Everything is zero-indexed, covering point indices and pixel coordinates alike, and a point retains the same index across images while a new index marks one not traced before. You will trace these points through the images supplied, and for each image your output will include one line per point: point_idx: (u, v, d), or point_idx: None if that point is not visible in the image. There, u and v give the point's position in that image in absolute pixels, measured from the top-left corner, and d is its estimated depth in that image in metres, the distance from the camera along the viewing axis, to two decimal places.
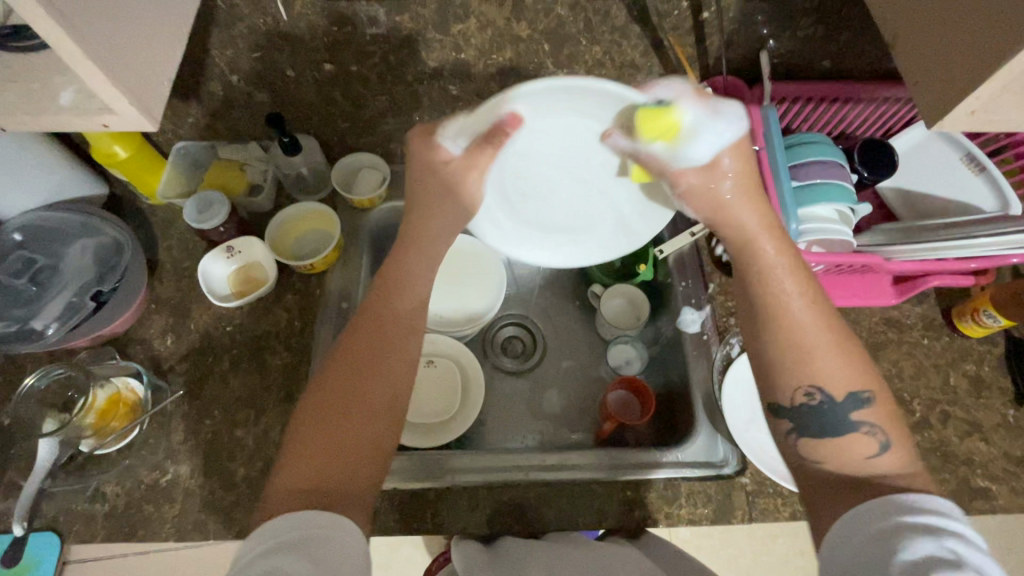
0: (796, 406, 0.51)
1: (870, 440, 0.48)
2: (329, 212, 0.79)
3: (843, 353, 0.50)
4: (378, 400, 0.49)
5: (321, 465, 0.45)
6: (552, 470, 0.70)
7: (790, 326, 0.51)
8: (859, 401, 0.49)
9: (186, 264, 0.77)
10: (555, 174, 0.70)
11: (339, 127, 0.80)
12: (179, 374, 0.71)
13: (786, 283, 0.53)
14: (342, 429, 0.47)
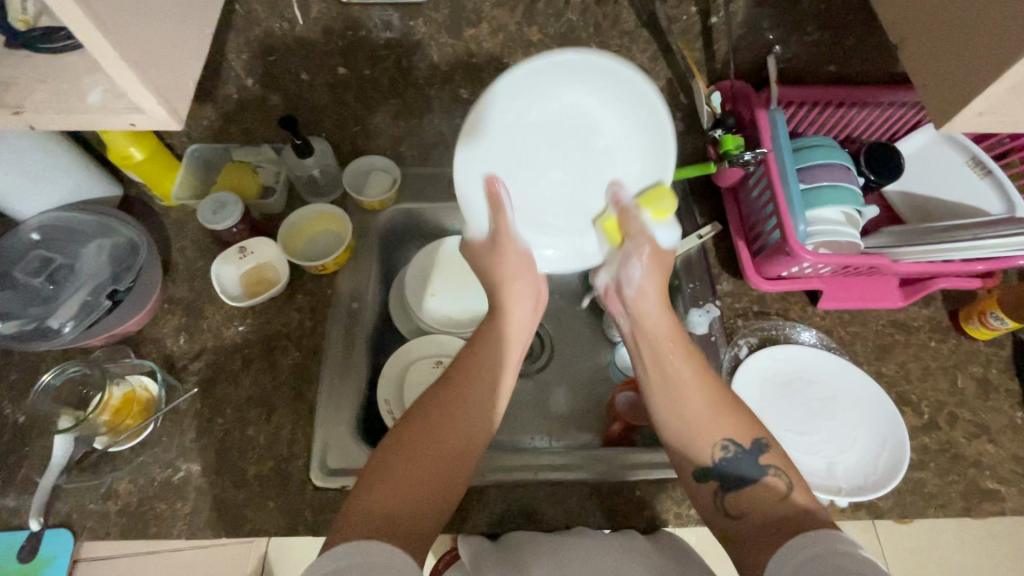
0: (715, 465, 0.55)
1: (777, 480, 0.53)
2: (339, 213, 0.80)
3: (733, 414, 0.56)
4: (458, 443, 0.53)
5: (398, 495, 0.49)
6: (561, 470, 0.72)
7: (683, 400, 0.57)
8: (762, 446, 0.54)
9: (199, 264, 0.78)
10: (549, 150, 0.62)
11: (350, 129, 0.82)
12: (192, 373, 0.72)
13: (681, 357, 0.59)
14: (423, 465, 0.51)
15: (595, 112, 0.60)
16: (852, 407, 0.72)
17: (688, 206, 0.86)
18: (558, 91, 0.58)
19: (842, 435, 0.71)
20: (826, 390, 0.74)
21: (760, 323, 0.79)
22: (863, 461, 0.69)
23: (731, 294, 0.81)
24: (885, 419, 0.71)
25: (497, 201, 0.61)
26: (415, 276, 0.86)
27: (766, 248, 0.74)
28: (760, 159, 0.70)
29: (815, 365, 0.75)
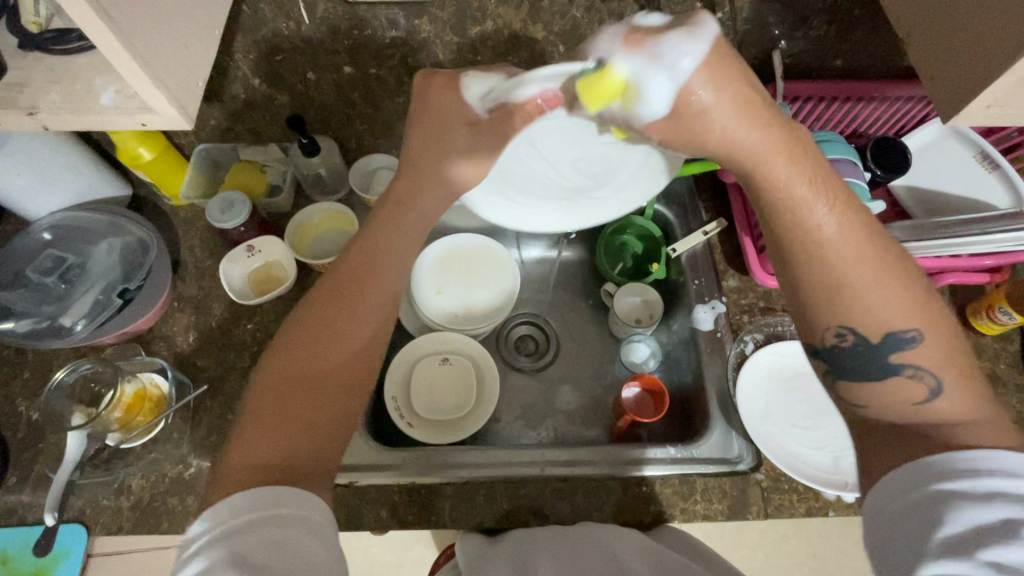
0: (824, 348, 0.51)
1: (917, 384, 0.47)
2: (347, 212, 0.81)
3: (893, 284, 0.47)
4: (328, 371, 0.49)
5: (275, 442, 0.45)
6: (566, 465, 0.71)
7: (833, 260, 0.47)
8: (905, 341, 0.47)
9: (208, 263, 0.79)
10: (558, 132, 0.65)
11: (356, 128, 0.82)
12: (201, 370, 0.73)
13: (834, 211, 0.47)
14: (295, 404, 0.47)
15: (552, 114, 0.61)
16: None
17: (693, 203, 0.86)
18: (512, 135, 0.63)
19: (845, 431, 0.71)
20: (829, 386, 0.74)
21: (767, 319, 0.78)
22: None
23: (737, 290, 0.81)
24: None
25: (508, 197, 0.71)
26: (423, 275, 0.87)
27: None
28: None
29: None
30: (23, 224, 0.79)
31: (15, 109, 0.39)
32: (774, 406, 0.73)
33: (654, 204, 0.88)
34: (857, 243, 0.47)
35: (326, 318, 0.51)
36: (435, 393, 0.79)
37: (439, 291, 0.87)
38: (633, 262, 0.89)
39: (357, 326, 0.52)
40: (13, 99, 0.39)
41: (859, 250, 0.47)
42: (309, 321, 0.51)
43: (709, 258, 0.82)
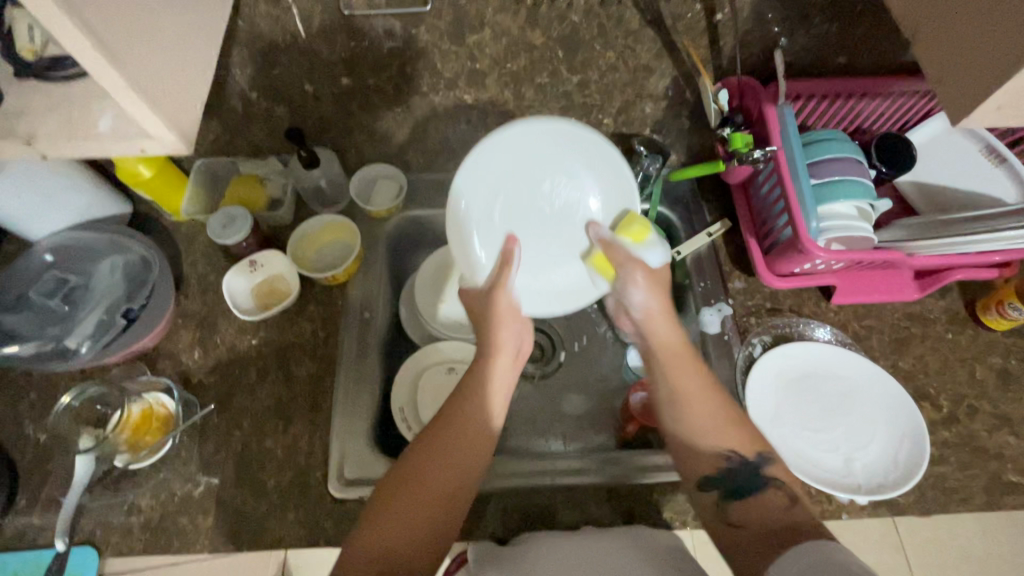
0: (722, 472, 0.57)
1: (778, 493, 0.55)
2: (349, 224, 0.81)
3: (740, 427, 0.60)
4: (444, 489, 0.56)
5: (391, 537, 0.53)
6: (574, 474, 0.71)
7: (688, 412, 0.60)
8: (766, 459, 0.58)
9: (211, 279, 0.79)
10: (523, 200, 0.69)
11: (355, 138, 0.82)
12: (207, 388, 0.73)
13: (682, 370, 0.63)
14: (412, 512, 0.54)
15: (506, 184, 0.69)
16: (872, 402, 0.71)
17: (696, 203, 0.86)
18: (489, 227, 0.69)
19: (859, 431, 0.70)
20: (842, 385, 0.73)
21: (773, 319, 0.78)
22: (882, 458, 0.68)
23: (744, 291, 0.80)
24: (906, 416, 0.69)
25: (508, 259, 0.67)
26: (429, 283, 0.87)
27: (778, 245, 0.73)
28: (769, 156, 0.70)
29: (830, 360, 0.74)
30: (24, 245, 0.79)
31: (13, 139, 0.38)
32: (785, 408, 0.72)
33: (657, 206, 0.86)
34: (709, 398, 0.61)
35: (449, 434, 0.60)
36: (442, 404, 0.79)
37: (446, 298, 0.86)
38: None
39: (466, 456, 0.59)
40: (10, 129, 0.39)
41: (707, 396, 0.61)
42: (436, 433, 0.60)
43: (714, 260, 0.82)
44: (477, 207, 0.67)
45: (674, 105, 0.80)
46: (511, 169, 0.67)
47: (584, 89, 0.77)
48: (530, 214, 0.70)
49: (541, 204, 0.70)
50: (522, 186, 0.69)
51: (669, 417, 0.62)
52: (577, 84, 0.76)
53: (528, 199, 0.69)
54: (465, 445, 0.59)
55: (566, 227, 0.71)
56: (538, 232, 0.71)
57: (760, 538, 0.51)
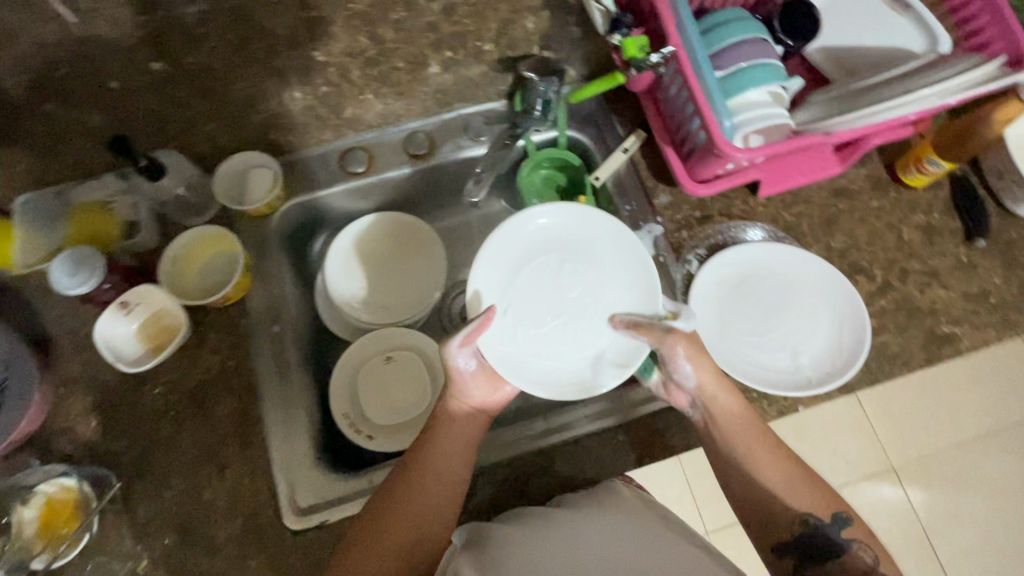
0: (797, 538, 0.57)
1: (861, 554, 0.56)
2: (225, 232, 0.70)
3: (810, 488, 0.59)
4: (412, 535, 0.57)
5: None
6: (545, 436, 0.68)
7: (761, 477, 0.59)
8: (845, 521, 0.57)
9: (84, 332, 0.68)
10: (543, 285, 0.69)
11: (202, 131, 0.70)
12: (119, 456, 0.64)
13: (749, 433, 0.60)
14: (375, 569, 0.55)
15: (524, 265, 0.68)
16: (810, 292, 0.71)
17: (607, 120, 0.80)
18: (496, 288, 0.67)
19: (802, 325, 0.70)
20: (783, 280, 0.72)
21: (704, 230, 0.75)
22: (827, 348, 0.68)
23: (671, 205, 0.76)
24: (845, 303, 0.69)
25: (479, 321, 0.61)
26: (338, 274, 0.80)
27: (695, 150, 0.68)
28: (669, 56, 0.62)
29: (770, 256, 0.72)
30: None
31: None
32: (729, 316, 0.71)
33: (565, 131, 0.79)
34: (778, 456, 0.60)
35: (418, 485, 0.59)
36: (389, 396, 0.75)
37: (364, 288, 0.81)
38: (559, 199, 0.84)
39: (440, 496, 0.59)
40: None
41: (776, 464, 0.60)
42: (411, 476, 0.60)
43: (636, 178, 0.77)
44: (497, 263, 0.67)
45: (557, 13, 0.74)
46: (540, 251, 0.69)
47: (450, 15, 0.73)
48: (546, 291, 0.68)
49: (558, 287, 0.69)
50: (546, 265, 0.69)
51: (741, 490, 0.60)
52: (440, 10, 0.73)
53: (551, 284, 0.69)
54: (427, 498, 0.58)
55: (575, 316, 0.68)
56: (547, 317, 0.68)
57: None
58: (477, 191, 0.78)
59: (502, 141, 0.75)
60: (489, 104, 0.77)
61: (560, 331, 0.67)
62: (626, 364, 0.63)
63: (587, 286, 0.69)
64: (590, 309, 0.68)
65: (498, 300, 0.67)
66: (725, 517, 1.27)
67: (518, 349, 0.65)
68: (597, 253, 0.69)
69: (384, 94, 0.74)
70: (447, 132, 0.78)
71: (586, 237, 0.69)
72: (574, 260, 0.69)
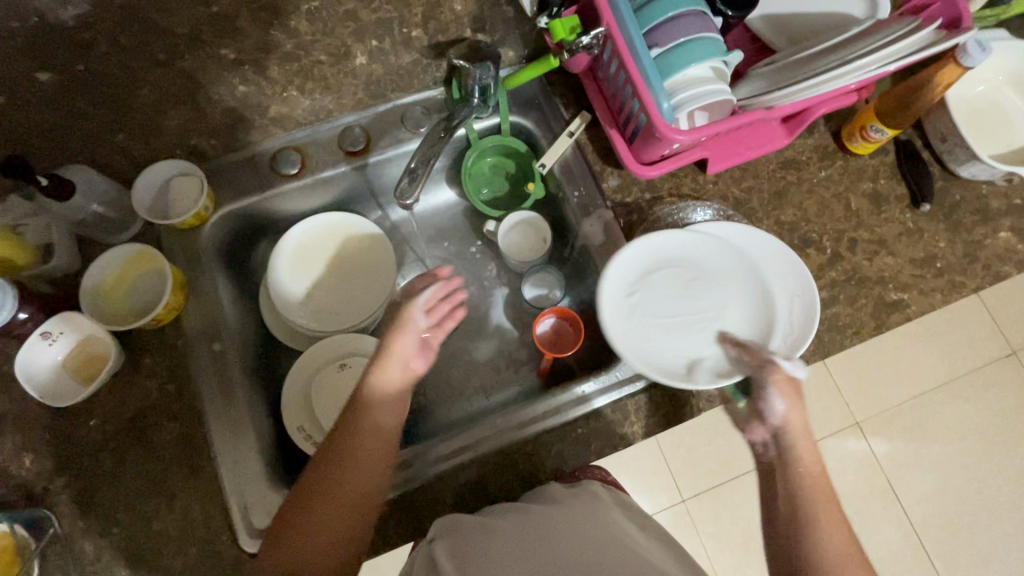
0: None
1: None
2: (151, 250, 0.66)
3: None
4: (351, 502, 0.54)
5: (313, 550, 0.53)
6: (506, 434, 0.68)
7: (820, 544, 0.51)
8: None
9: (6, 367, 0.64)
10: (694, 282, 0.68)
11: (110, 141, 0.65)
12: (57, 495, 0.61)
13: (826, 499, 0.53)
14: (327, 519, 0.53)
15: (684, 259, 0.68)
16: (768, 273, 0.69)
17: (549, 102, 0.77)
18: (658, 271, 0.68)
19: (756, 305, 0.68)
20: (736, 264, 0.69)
21: (655, 212, 0.73)
22: (784, 327, 0.67)
23: (620, 188, 0.74)
24: (801, 280, 0.67)
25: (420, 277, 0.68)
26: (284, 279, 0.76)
27: (638, 131, 0.66)
28: (601, 37, 0.60)
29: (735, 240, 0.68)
30: None
31: None
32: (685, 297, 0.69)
33: (508, 117, 0.76)
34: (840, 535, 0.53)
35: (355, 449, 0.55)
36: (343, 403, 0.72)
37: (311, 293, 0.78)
38: (508, 186, 0.83)
39: (375, 461, 0.55)
40: None
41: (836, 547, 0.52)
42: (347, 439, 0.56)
43: (582, 162, 0.75)
44: (679, 243, 0.68)
45: None
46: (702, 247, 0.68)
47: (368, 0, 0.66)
48: (670, 295, 0.68)
49: (725, 287, 0.68)
50: (677, 272, 0.68)
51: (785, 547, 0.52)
52: None
53: (684, 291, 0.68)
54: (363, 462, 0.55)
55: (688, 324, 0.67)
56: (672, 314, 0.67)
57: None
58: (411, 190, 0.69)
59: (445, 135, 0.70)
60: (426, 92, 0.75)
61: (669, 336, 0.66)
62: (723, 376, 0.62)
63: (699, 305, 0.68)
64: (703, 325, 0.67)
65: (630, 277, 0.68)
66: (700, 485, 1.30)
67: (631, 330, 0.66)
68: (716, 278, 0.68)
69: (310, 90, 0.70)
70: (383, 124, 0.75)
71: (723, 260, 0.68)
72: (707, 274, 0.68)
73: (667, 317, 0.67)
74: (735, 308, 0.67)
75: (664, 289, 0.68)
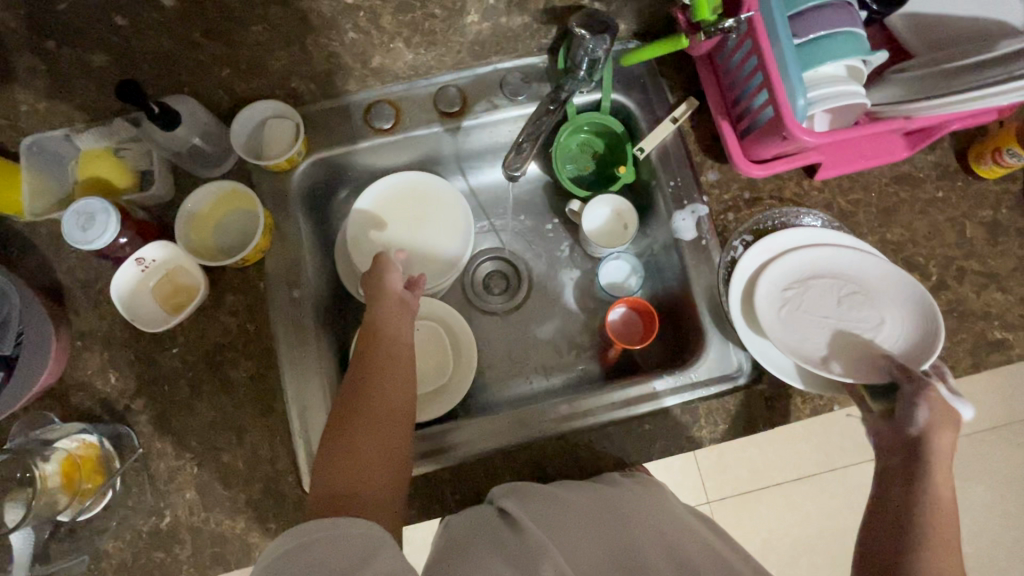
0: None
1: None
2: (243, 187, 0.67)
3: None
4: (385, 410, 0.55)
5: (357, 460, 0.50)
6: (569, 419, 0.67)
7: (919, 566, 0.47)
8: None
9: (99, 287, 0.66)
10: (851, 294, 0.65)
11: (214, 75, 0.64)
12: (138, 414, 0.64)
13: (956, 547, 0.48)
14: (374, 435, 0.53)
15: (856, 269, 0.65)
16: (878, 297, 0.64)
17: (655, 83, 0.73)
18: (828, 271, 0.66)
19: (865, 323, 0.63)
20: (846, 280, 0.65)
21: (753, 214, 0.70)
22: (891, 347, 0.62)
23: (719, 183, 0.71)
24: (909, 298, 0.63)
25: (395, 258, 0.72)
26: (356, 237, 0.75)
27: (755, 127, 0.62)
28: (744, 24, 0.56)
29: (836, 255, 0.65)
30: None
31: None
32: (793, 301, 0.65)
33: (610, 94, 0.73)
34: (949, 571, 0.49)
35: (379, 366, 0.59)
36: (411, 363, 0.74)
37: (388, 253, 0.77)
38: (595, 165, 0.79)
39: (398, 369, 0.59)
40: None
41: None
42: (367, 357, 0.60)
43: (682, 151, 0.71)
44: (838, 252, 0.66)
45: None
46: (864, 263, 0.65)
47: None
48: (826, 304, 0.65)
49: (885, 309, 0.63)
50: (836, 283, 0.65)
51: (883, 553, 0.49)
52: None
53: (841, 301, 0.65)
54: (387, 373, 0.58)
55: (837, 331, 0.64)
56: (819, 322, 0.64)
57: None
58: (518, 162, 0.72)
59: (551, 108, 0.69)
60: (528, 58, 0.72)
61: (811, 344, 0.63)
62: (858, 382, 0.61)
63: (853, 320, 0.64)
64: (851, 342, 0.63)
65: (782, 273, 0.66)
66: (728, 488, 1.27)
67: (774, 325, 0.64)
68: (877, 298, 0.64)
69: (416, 44, 0.67)
70: (481, 87, 0.73)
71: (884, 280, 0.64)
72: (867, 293, 0.64)
73: (816, 323, 0.64)
74: (861, 328, 0.63)
75: (817, 290, 0.65)
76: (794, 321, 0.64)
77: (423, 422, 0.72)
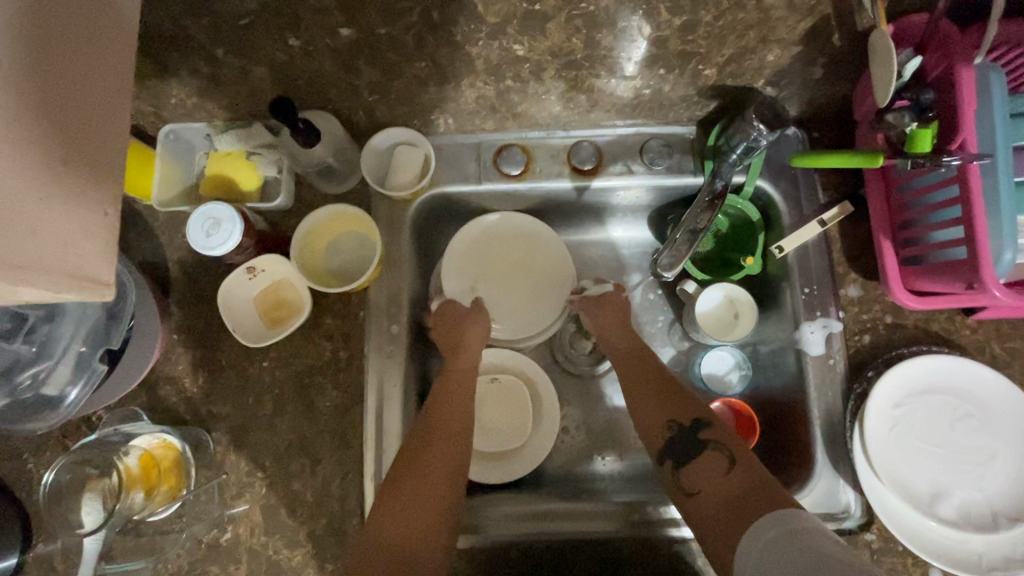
0: (668, 444, 0.58)
1: (718, 454, 0.54)
2: (362, 213, 0.65)
3: (672, 396, 0.61)
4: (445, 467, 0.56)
5: (406, 514, 0.52)
6: (644, 521, 0.63)
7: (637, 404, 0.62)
8: (700, 425, 0.57)
9: (205, 285, 0.66)
10: (964, 420, 0.60)
11: (362, 98, 0.62)
12: (218, 420, 0.63)
13: (635, 385, 0.63)
14: (425, 488, 0.54)
15: (974, 392, 0.60)
16: (993, 425, 0.59)
17: (807, 176, 0.67)
18: (943, 391, 0.60)
19: (975, 455, 0.59)
20: (962, 403, 0.60)
21: (892, 342, 0.63)
22: (1001, 485, 0.58)
23: (860, 300, 0.64)
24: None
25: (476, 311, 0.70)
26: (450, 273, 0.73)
27: (928, 262, 0.56)
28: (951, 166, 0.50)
29: (957, 373, 0.60)
30: None
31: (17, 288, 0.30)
32: (903, 424, 0.60)
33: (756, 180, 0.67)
34: (734, 475, 0.52)
35: (447, 410, 0.61)
36: (488, 415, 0.72)
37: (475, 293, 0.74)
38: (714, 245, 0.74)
39: (456, 412, 0.61)
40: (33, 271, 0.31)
41: (745, 497, 0.49)
42: (438, 401, 0.61)
43: (824, 256, 0.66)
44: (960, 371, 0.60)
45: (811, 54, 0.57)
46: (981, 386, 0.60)
47: (687, 33, 0.54)
48: (934, 426, 0.60)
49: (996, 438, 0.59)
50: (950, 406, 0.60)
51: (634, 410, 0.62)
52: None
53: (951, 426, 0.60)
54: (454, 420, 0.60)
55: (943, 459, 0.59)
56: (925, 449, 0.59)
57: (737, 499, 0.49)
58: (668, 264, 0.69)
59: (706, 201, 0.65)
60: (672, 127, 0.69)
61: (913, 473, 0.59)
62: (965, 527, 0.57)
63: (960, 449, 0.59)
64: (956, 475, 0.59)
65: (897, 393, 0.60)
66: None
67: (880, 453, 0.59)
68: (990, 426, 0.59)
69: (568, 97, 0.63)
70: (619, 149, 0.69)
71: (1001, 407, 0.59)
72: (981, 417, 0.59)
73: (921, 449, 0.59)
74: (970, 460, 0.59)
75: (931, 419, 0.60)
76: (898, 446, 0.60)
77: (490, 482, 0.69)
